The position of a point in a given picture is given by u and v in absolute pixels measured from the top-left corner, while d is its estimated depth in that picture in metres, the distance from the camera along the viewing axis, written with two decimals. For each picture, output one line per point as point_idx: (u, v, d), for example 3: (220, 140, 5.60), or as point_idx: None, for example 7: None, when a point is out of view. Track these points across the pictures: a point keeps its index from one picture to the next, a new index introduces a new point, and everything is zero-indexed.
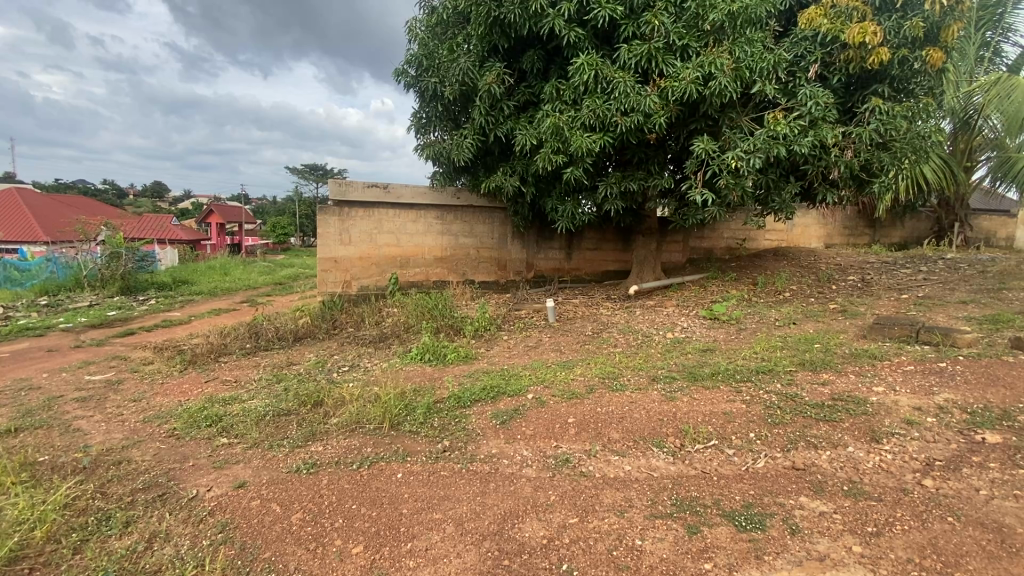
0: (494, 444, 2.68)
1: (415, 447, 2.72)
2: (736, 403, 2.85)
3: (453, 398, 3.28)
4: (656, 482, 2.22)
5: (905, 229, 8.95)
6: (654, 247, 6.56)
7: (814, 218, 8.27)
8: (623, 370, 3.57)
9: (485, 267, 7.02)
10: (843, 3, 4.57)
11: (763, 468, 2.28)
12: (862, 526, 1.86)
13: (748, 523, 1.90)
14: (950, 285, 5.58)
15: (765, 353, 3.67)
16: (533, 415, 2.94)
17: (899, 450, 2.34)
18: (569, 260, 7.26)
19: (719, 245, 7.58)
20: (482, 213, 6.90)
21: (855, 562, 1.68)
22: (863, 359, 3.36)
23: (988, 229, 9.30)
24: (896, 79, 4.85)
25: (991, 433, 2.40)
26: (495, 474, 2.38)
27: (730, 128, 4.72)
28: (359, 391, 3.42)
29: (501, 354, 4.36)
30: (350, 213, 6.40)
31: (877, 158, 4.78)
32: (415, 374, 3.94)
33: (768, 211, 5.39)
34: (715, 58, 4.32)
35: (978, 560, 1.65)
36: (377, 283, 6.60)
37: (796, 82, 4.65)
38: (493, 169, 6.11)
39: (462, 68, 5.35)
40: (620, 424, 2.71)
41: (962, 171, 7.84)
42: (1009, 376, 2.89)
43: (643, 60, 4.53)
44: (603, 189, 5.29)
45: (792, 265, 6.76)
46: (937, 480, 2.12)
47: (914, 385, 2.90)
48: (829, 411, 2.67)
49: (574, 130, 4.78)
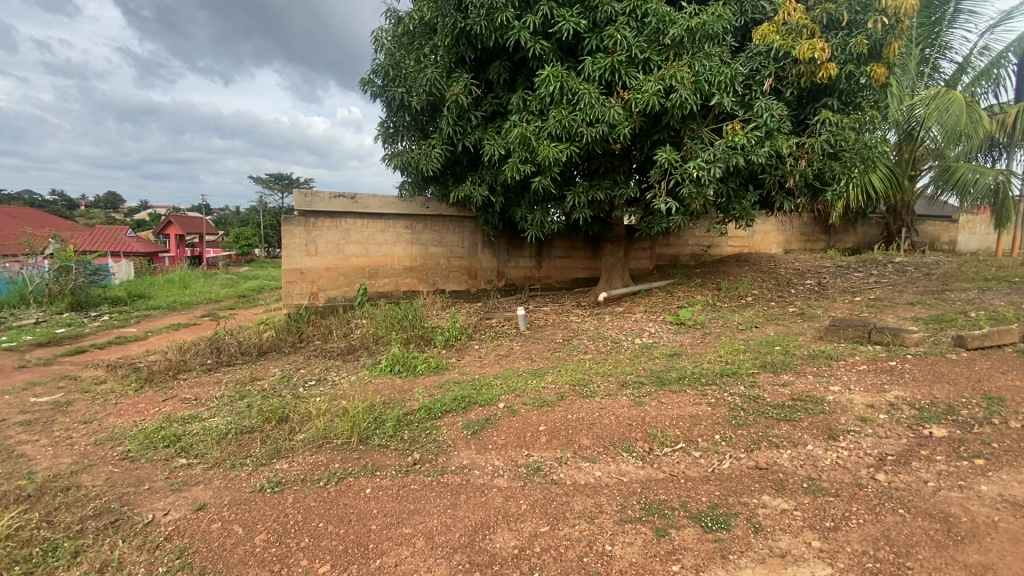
0: (465, 455, 2.67)
1: (386, 461, 2.67)
2: (702, 406, 2.92)
3: (423, 409, 3.25)
4: (625, 487, 2.25)
5: (857, 234, 9.36)
6: (621, 255, 6.68)
7: (773, 225, 8.61)
8: (593, 377, 3.61)
9: (455, 277, 6.99)
10: (793, 20, 4.77)
11: (728, 469, 2.35)
12: (821, 521, 1.93)
13: (713, 524, 1.95)
14: (899, 287, 5.88)
15: (728, 356, 3.77)
16: (503, 424, 2.94)
17: (855, 446, 2.44)
18: (539, 268, 7.32)
19: (683, 252, 7.79)
20: (452, 223, 6.89)
21: (814, 557, 1.74)
22: (820, 360, 3.49)
23: (933, 233, 9.77)
24: (844, 93, 5.11)
25: (938, 427, 2.54)
26: (466, 485, 2.37)
27: (691, 138, 4.88)
28: (326, 406, 3.35)
29: (472, 364, 4.35)
30: (315, 223, 6.28)
31: (829, 168, 5.02)
32: (384, 387, 3.88)
33: (729, 218, 5.58)
34: (675, 71, 4.46)
35: (927, 549, 1.74)
36: (345, 294, 6.50)
37: (752, 95, 4.83)
38: (462, 178, 6.11)
39: (429, 79, 5.36)
40: (590, 431, 2.74)
41: (907, 180, 8.27)
42: (953, 372, 3.05)
43: (607, 73, 4.64)
44: (571, 198, 5.38)
45: (754, 270, 7.00)
46: (889, 473, 2.22)
47: (867, 383, 3.03)
48: (789, 411, 2.77)
49: (541, 140, 4.84)
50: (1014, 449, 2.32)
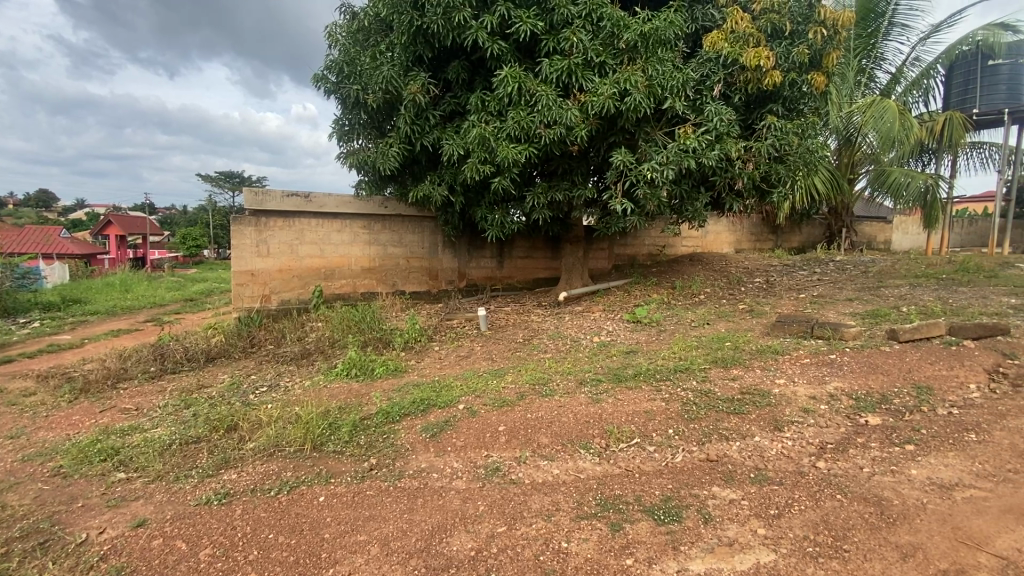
0: (423, 458, 2.63)
1: (340, 467, 2.60)
2: (657, 402, 3.00)
3: (381, 413, 3.18)
4: (582, 484, 2.28)
5: (801, 235, 9.85)
6: (581, 255, 6.77)
7: (725, 225, 8.95)
8: (553, 375, 3.65)
9: (415, 278, 6.90)
10: (740, 29, 4.96)
11: (681, 462, 2.41)
12: (765, 509, 2.02)
13: (665, 516, 2.00)
14: (839, 284, 6.21)
15: (682, 353, 3.88)
16: (463, 426, 2.92)
17: (798, 436, 2.56)
18: (500, 269, 7.32)
19: (640, 252, 7.99)
20: (411, 223, 6.80)
21: (759, 544, 1.82)
22: (767, 354, 3.64)
23: (870, 234, 10.40)
24: (788, 99, 5.35)
25: (873, 416, 2.70)
26: (424, 489, 2.34)
27: (645, 141, 5.00)
28: (278, 413, 3.23)
29: (432, 366, 4.30)
30: (267, 222, 6.06)
31: (775, 171, 5.25)
32: (340, 391, 3.78)
33: (682, 219, 5.75)
34: (630, 75, 4.56)
35: (862, 532, 1.84)
36: (299, 296, 6.30)
37: (703, 99, 4.99)
38: (421, 178, 6.04)
39: (385, 76, 5.26)
40: (549, 429, 2.76)
41: (846, 183, 8.77)
42: (886, 363, 3.25)
43: (564, 75, 4.69)
44: (531, 199, 5.41)
45: (706, 269, 7.24)
46: (829, 461, 2.34)
47: (809, 376, 3.19)
48: (738, 404, 2.88)
49: (499, 140, 4.85)
50: (940, 434, 2.49)
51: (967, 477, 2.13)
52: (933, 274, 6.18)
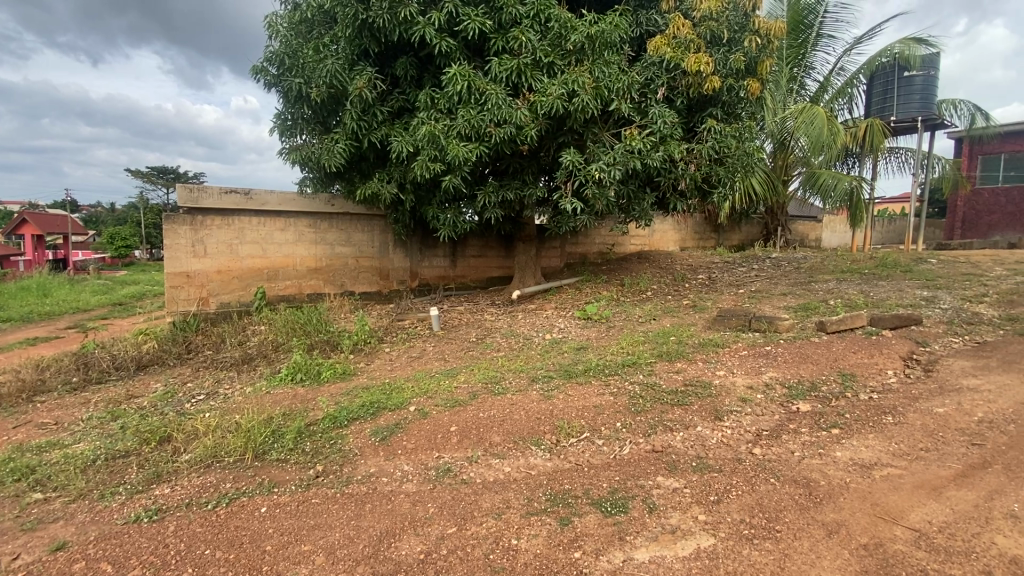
0: (372, 463, 2.57)
1: (283, 476, 2.50)
2: (606, 396, 3.07)
3: (327, 418, 3.09)
4: (532, 480, 2.30)
5: (741, 233, 10.35)
6: (533, 254, 6.82)
7: (671, 224, 9.29)
8: (505, 374, 3.65)
9: (365, 278, 6.74)
10: (682, 35, 5.12)
11: (628, 454, 2.48)
12: (706, 496, 2.11)
13: (612, 508, 2.05)
14: (774, 279, 6.58)
15: (630, 348, 3.99)
16: (414, 428, 2.87)
17: (736, 424, 2.69)
18: (453, 268, 7.26)
19: (591, 250, 8.15)
20: (359, 222, 6.64)
21: (699, 530, 1.90)
22: (709, 348, 3.80)
23: (802, 232, 11.07)
24: (726, 104, 5.60)
25: (803, 403, 2.88)
26: (372, 493, 2.29)
27: (593, 142, 5.11)
28: (217, 421, 3.06)
29: (382, 368, 4.20)
30: (204, 221, 5.74)
31: (715, 172, 5.49)
32: (284, 397, 3.62)
33: (630, 218, 5.92)
34: (577, 76, 4.63)
35: (793, 512, 1.96)
36: (240, 299, 6.00)
37: (647, 102, 5.14)
38: (369, 175, 5.90)
39: (329, 70, 5.10)
40: (501, 427, 2.77)
41: (781, 184, 9.31)
42: (815, 353, 3.47)
43: (513, 74, 4.72)
44: (482, 198, 5.40)
45: (653, 266, 7.49)
46: (764, 447, 2.47)
47: (747, 367, 3.36)
48: (681, 396, 3.00)
49: (450, 138, 4.80)
50: (861, 417, 2.69)
51: (885, 457, 2.31)
52: (856, 269, 6.67)
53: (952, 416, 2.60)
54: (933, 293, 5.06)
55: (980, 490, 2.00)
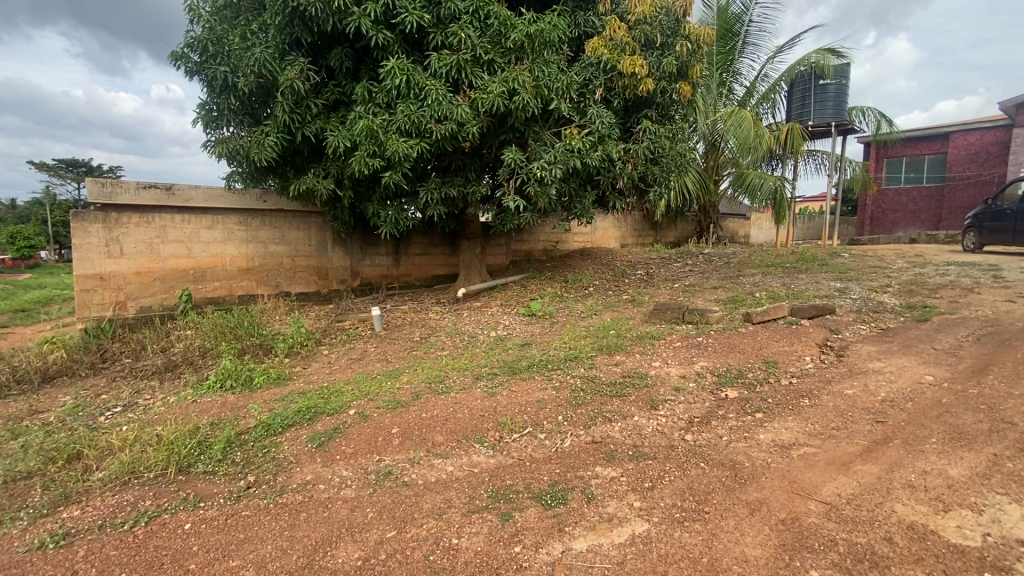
0: (309, 470, 2.48)
1: (210, 490, 2.35)
2: (548, 391, 3.12)
3: (260, 426, 2.94)
4: (474, 478, 2.30)
5: (676, 231, 10.82)
6: (478, 251, 6.80)
7: (612, 222, 9.58)
8: (449, 372, 3.62)
9: (302, 278, 6.47)
10: (619, 37, 5.25)
11: (569, 447, 2.53)
12: (641, 483, 2.19)
13: (552, 501, 2.08)
14: (707, 274, 6.92)
15: (572, 343, 4.08)
16: (353, 432, 2.79)
17: (670, 412, 2.82)
18: (396, 267, 7.11)
19: (535, 247, 8.25)
20: (295, 220, 6.36)
21: (635, 516, 1.97)
22: (646, 340, 3.96)
23: (733, 229, 11.74)
24: (660, 106, 5.83)
25: (731, 390, 3.05)
26: (308, 502, 2.20)
27: (535, 140, 5.16)
28: (135, 435, 2.84)
29: (320, 371, 4.04)
30: (118, 218, 5.29)
31: (651, 172, 5.70)
32: (212, 406, 3.41)
33: (572, 216, 6.03)
34: (517, 75, 4.65)
35: (720, 494, 2.07)
36: (163, 302, 5.59)
37: (586, 102, 5.24)
38: (304, 170, 5.66)
39: (258, 59, 4.83)
40: (444, 427, 2.74)
41: (712, 183, 9.79)
42: (742, 342, 3.69)
43: (452, 70, 4.68)
44: (424, 195, 5.31)
45: (595, 263, 7.68)
46: (695, 433, 2.60)
47: (681, 357, 3.53)
48: (619, 388, 3.10)
49: (389, 134, 4.69)
50: (781, 401, 2.89)
51: (802, 437, 2.49)
52: (780, 264, 7.14)
53: (859, 397, 2.84)
54: (845, 284, 5.51)
55: (883, 463, 2.20)
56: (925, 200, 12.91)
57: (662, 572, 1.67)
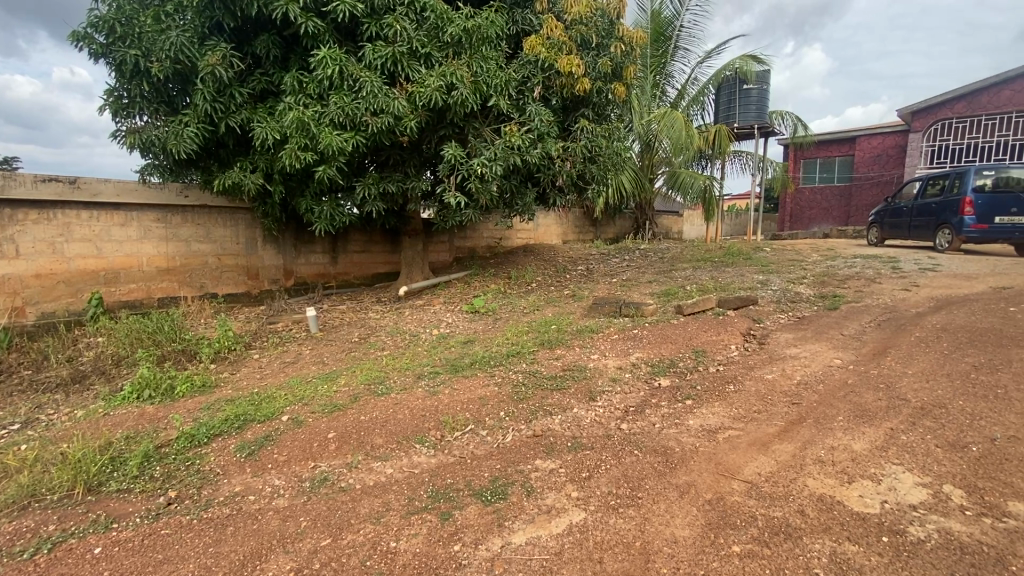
0: (238, 481, 2.35)
1: (124, 509, 2.17)
2: (490, 388, 3.14)
3: (182, 437, 2.74)
4: (414, 479, 2.26)
5: (615, 227, 11.20)
6: (419, 248, 6.69)
7: (554, 218, 9.75)
8: (389, 373, 3.55)
9: (231, 278, 6.11)
10: (556, 36, 5.31)
11: (510, 442, 2.55)
12: (579, 473, 2.24)
13: (492, 496, 2.10)
14: (643, 269, 7.19)
15: (515, 338, 4.11)
16: (286, 439, 2.67)
17: (607, 403, 2.91)
18: (333, 265, 6.85)
19: (478, 244, 8.22)
20: (221, 216, 5.98)
21: (572, 506, 2.02)
22: (586, 333, 4.06)
23: (668, 225, 12.34)
24: (597, 106, 5.97)
25: (664, 378, 3.20)
26: (236, 515, 2.09)
27: (474, 136, 5.13)
28: (36, 454, 2.57)
29: (250, 377, 3.83)
30: (12, 215, 4.76)
31: (589, 170, 5.82)
32: (127, 418, 3.15)
33: (514, 213, 6.07)
34: (455, 69, 4.60)
35: (653, 479, 2.17)
36: (68, 307, 5.08)
37: (525, 99, 5.27)
38: (229, 164, 5.33)
39: (174, 43, 4.49)
40: (383, 429, 2.68)
41: (648, 182, 10.15)
42: (674, 333, 3.87)
43: (388, 62, 4.57)
44: (361, 190, 5.15)
45: (537, 259, 7.77)
46: (630, 422, 2.70)
47: (618, 349, 3.65)
48: (559, 381, 3.17)
49: (321, 126, 4.51)
50: (709, 387, 3.06)
51: (727, 421, 2.65)
52: (709, 258, 7.54)
53: (778, 381, 3.06)
54: (766, 277, 5.90)
55: (797, 442, 2.38)
56: (836, 199, 14.06)
57: (598, 559, 1.73)
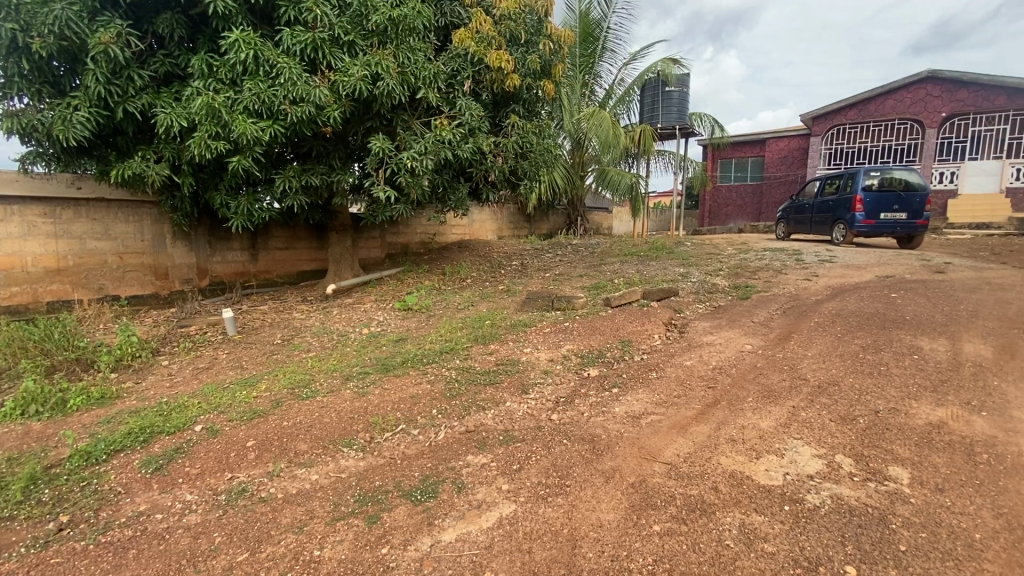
0: (143, 499, 2.15)
1: (5, 539, 1.92)
2: (422, 386, 3.09)
3: (76, 455, 2.47)
4: (341, 483, 2.19)
5: (548, 223, 11.40)
6: (348, 244, 6.45)
7: (488, 214, 9.76)
8: (315, 375, 3.40)
9: (135, 278, 5.58)
10: (484, 31, 5.29)
11: (443, 439, 2.53)
12: (509, 465, 2.27)
13: (422, 496, 2.07)
14: (575, 263, 7.36)
15: (448, 335, 4.08)
16: (200, 451, 2.49)
17: (539, 395, 2.96)
18: (253, 263, 6.44)
19: (412, 240, 8.05)
20: (121, 210, 5.44)
21: (502, 499, 2.03)
22: (519, 328, 4.09)
23: (598, 221, 12.74)
24: (526, 102, 6.03)
25: (593, 368, 3.30)
26: (139, 537, 1.91)
27: (403, 129, 5.01)
28: None
29: (158, 385, 3.52)
30: None
31: (520, 166, 5.86)
32: (7, 439, 2.79)
33: (446, 208, 6.00)
34: (381, 59, 4.46)
35: (580, 466, 2.23)
36: None
37: (454, 93, 5.21)
38: (129, 153, 4.85)
39: (57, 16, 4.01)
40: (308, 434, 2.56)
41: (578, 179, 10.41)
42: (602, 325, 4.00)
43: (308, 48, 4.35)
44: (281, 183, 4.87)
45: (471, 255, 7.75)
46: (561, 413, 2.76)
47: (549, 342, 3.72)
48: (492, 376, 3.18)
49: (235, 114, 4.20)
50: (634, 375, 3.20)
51: (651, 406, 2.78)
52: (635, 253, 7.87)
53: (696, 367, 3.26)
54: (687, 269, 6.25)
55: (712, 423, 2.55)
56: (750, 196, 15.15)
57: (527, 549, 1.75)
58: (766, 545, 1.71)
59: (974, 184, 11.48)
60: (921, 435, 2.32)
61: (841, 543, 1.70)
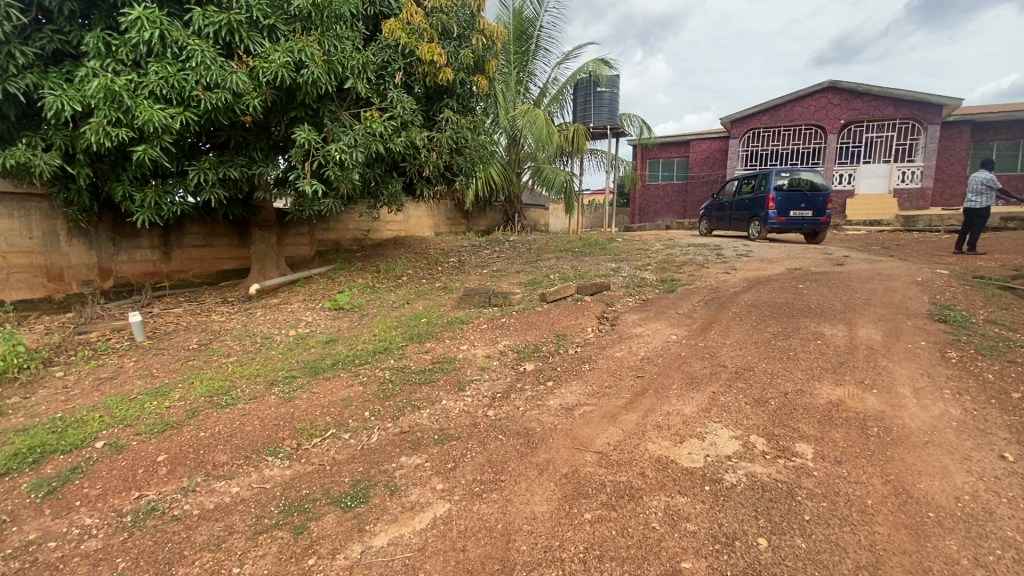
0: (33, 527, 1.93)
1: None
2: (355, 388, 2.99)
3: None
4: (265, 494, 2.07)
5: (487, 219, 11.38)
6: (273, 241, 6.10)
7: (424, 210, 9.60)
8: (237, 381, 3.18)
9: (22, 281, 4.98)
10: (415, 22, 5.17)
11: (375, 441, 2.46)
12: (444, 464, 2.24)
13: (352, 502, 2.00)
14: (511, 260, 7.40)
15: (382, 334, 3.98)
16: (102, 469, 2.26)
17: (475, 392, 2.95)
18: (166, 262, 5.94)
19: (343, 237, 7.76)
20: (3, 204, 4.83)
21: (436, 499, 2.01)
22: (455, 325, 4.06)
23: (535, 217, 12.92)
24: (460, 97, 5.97)
25: (528, 363, 3.34)
26: (27, 569, 1.71)
27: (331, 120, 4.79)
28: None
29: (52, 400, 3.16)
30: None
31: (455, 161, 5.79)
32: None
33: (379, 203, 5.82)
34: (304, 45, 4.20)
35: (515, 461, 2.25)
36: None
37: (385, 85, 5.06)
38: (10, 139, 4.31)
39: None
40: (228, 444, 2.41)
41: (515, 176, 10.48)
42: (538, 320, 4.06)
43: (222, 31, 4.09)
44: (195, 175, 4.51)
45: (407, 252, 7.59)
46: (497, 408, 2.77)
47: (486, 339, 3.72)
48: (428, 374, 3.14)
49: (139, 98, 3.83)
50: (568, 367, 3.27)
51: (583, 398, 2.86)
52: (570, 248, 8.04)
53: (625, 358, 3.38)
54: (618, 264, 6.47)
55: (640, 411, 2.66)
56: (676, 194, 15.93)
57: (461, 547, 1.74)
58: (688, 525, 1.81)
59: (868, 184, 12.84)
60: (822, 413, 2.54)
61: (754, 517, 1.83)
